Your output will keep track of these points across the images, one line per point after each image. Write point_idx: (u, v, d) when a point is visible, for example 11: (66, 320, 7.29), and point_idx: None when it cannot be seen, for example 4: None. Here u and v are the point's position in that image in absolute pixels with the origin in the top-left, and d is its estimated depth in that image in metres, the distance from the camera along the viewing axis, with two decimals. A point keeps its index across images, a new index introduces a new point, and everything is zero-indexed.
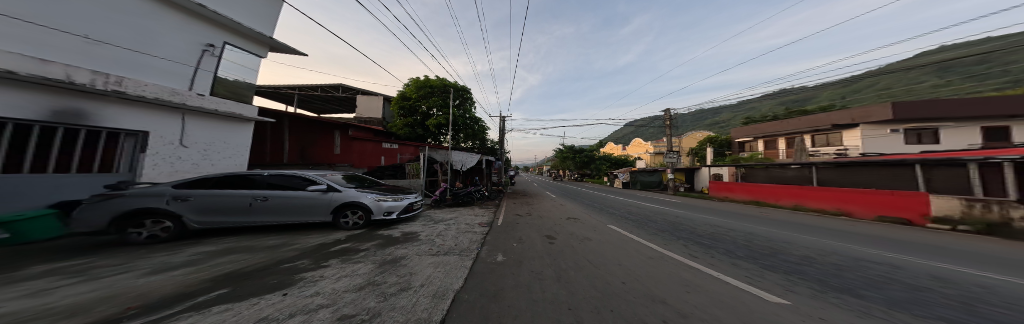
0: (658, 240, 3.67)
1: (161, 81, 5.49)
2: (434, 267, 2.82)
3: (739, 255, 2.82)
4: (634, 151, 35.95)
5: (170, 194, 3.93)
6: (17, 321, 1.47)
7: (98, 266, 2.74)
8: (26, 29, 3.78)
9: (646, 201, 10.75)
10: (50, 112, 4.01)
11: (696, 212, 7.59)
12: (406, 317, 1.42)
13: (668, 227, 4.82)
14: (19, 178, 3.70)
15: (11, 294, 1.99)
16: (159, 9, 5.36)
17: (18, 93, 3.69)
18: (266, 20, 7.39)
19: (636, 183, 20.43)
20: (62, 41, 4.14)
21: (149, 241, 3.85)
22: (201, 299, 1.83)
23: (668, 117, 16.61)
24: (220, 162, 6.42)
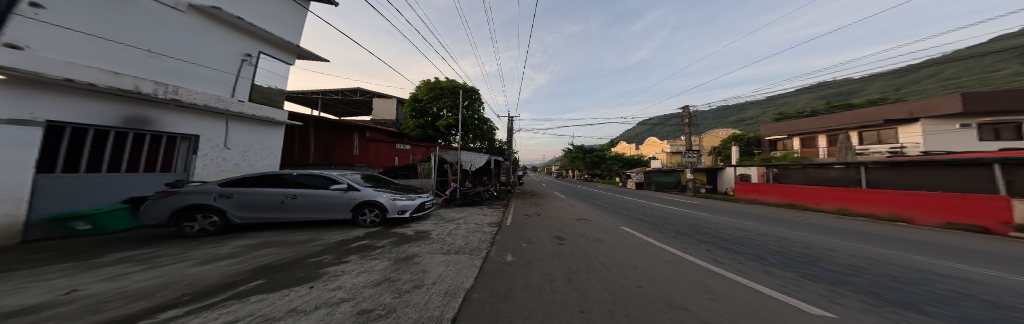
0: (677, 243, 3.50)
1: (208, 89, 6.08)
2: (446, 266, 2.88)
3: (773, 262, 2.61)
4: (648, 151, 34.50)
5: (217, 191, 4.35)
6: (100, 302, 1.71)
7: (158, 255, 3.10)
8: (98, 44, 4.35)
9: (663, 203, 10.24)
10: (121, 119, 4.60)
11: (718, 214, 7.12)
12: (420, 314, 1.46)
13: (688, 230, 4.57)
14: (102, 176, 4.38)
15: (94, 278, 2.31)
16: (205, 23, 5.95)
17: (95, 101, 4.28)
18: (294, 29, 7.94)
19: (651, 183, 19.55)
20: (127, 55, 4.72)
21: (200, 233, 4.27)
22: (243, 289, 2.02)
23: (687, 115, 15.75)
24: (257, 162, 7.00)
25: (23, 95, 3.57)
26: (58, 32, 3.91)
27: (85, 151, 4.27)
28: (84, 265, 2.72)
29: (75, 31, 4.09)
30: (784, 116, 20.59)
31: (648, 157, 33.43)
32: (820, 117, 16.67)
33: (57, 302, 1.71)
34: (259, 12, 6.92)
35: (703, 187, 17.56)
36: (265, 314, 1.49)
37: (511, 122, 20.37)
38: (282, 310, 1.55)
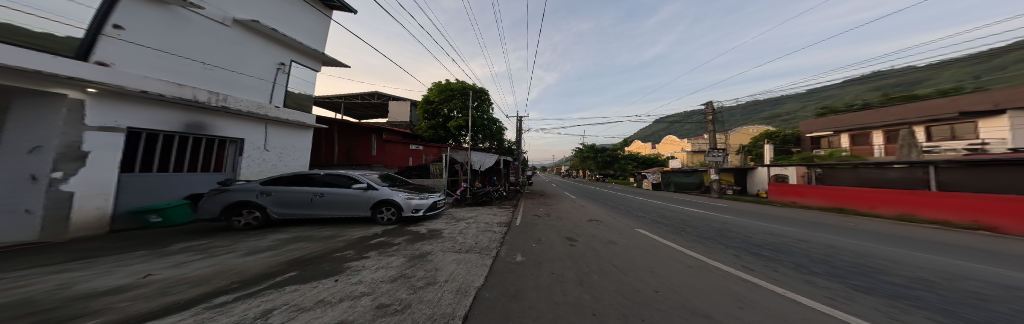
0: (700, 248, 3.30)
1: (251, 96, 6.70)
2: (457, 264, 2.94)
3: (816, 272, 2.37)
4: (665, 150, 32.80)
5: (258, 189, 4.79)
6: (168, 286, 1.96)
7: (211, 246, 3.49)
8: (164, 58, 4.98)
9: (682, 204, 9.71)
10: (183, 125, 5.23)
11: (746, 218, 6.61)
12: (433, 310, 1.51)
13: (712, 234, 4.30)
14: (168, 175, 5.07)
15: (163, 264, 2.65)
16: (246, 36, 6.56)
17: (162, 110, 4.91)
18: (319, 38, 8.50)
19: (670, 183, 18.54)
20: (186, 67, 5.35)
21: (245, 227, 4.74)
22: (280, 279, 2.20)
23: (710, 111, 14.76)
24: (291, 163, 7.60)
25: (110, 105, 4.20)
26: (134, 49, 4.56)
27: (154, 153, 4.94)
28: (156, 253, 3.14)
29: (147, 47, 4.74)
30: (826, 109, 18.51)
31: (666, 156, 31.73)
32: (874, 110, 14.74)
33: (137, 285, 1.99)
34: (290, 24, 7.49)
35: (730, 188, 16.37)
36: (297, 304, 1.62)
37: (520, 121, 20.32)
38: (311, 301, 1.68)
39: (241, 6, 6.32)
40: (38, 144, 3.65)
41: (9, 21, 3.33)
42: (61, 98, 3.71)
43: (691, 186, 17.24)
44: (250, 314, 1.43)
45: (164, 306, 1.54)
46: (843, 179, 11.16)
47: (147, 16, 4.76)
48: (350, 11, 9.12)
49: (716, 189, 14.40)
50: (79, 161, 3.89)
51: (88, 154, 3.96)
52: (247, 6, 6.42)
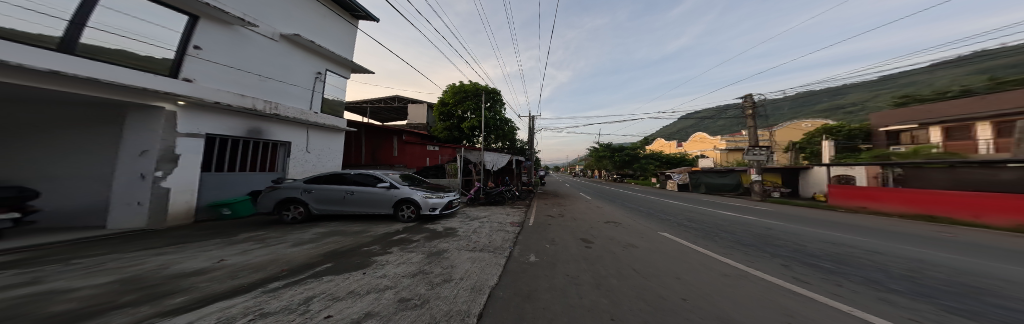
0: (740, 255, 2.99)
1: (296, 104, 7.47)
2: (472, 262, 3.00)
3: (895, 289, 2.01)
4: (694, 148, 30.32)
5: (303, 187, 5.33)
6: (234, 270, 2.27)
7: (265, 237, 3.96)
8: (230, 72, 5.80)
9: (712, 207, 8.87)
10: (245, 131, 6.00)
11: (793, 224, 5.88)
12: (448, 307, 1.56)
13: (752, 241, 3.88)
14: (234, 175, 5.87)
15: (230, 251, 3.08)
16: (291, 49, 7.30)
17: (230, 117, 5.71)
18: (348, 47, 9.18)
19: (700, 184, 17.05)
20: (248, 80, 6.16)
21: (292, 221, 5.27)
22: (319, 269, 2.43)
23: (749, 105, 13.34)
24: (327, 163, 8.31)
25: (194, 115, 5.06)
26: (209, 66, 5.45)
27: (224, 155, 5.74)
28: (223, 241, 3.66)
29: (218, 64, 5.59)
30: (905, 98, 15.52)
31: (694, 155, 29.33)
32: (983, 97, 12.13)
33: (213, 268, 2.33)
34: (324, 35, 8.19)
35: (776, 190, 14.39)
36: (331, 294, 1.76)
37: (532, 121, 20.16)
38: (342, 292, 1.82)
39: (286, 22, 7.07)
40: (145, 149, 4.53)
41: (122, 48, 4.40)
42: (159, 110, 4.59)
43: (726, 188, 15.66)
44: (295, 301, 1.60)
45: (234, 288, 1.79)
46: (935, 180, 9.35)
47: (221, 38, 5.64)
48: (374, 20, 9.71)
49: (759, 192, 12.98)
50: (166, 163, 4.65)
51: (179, 157, 4.81)
52: (289, 20, 7.12)
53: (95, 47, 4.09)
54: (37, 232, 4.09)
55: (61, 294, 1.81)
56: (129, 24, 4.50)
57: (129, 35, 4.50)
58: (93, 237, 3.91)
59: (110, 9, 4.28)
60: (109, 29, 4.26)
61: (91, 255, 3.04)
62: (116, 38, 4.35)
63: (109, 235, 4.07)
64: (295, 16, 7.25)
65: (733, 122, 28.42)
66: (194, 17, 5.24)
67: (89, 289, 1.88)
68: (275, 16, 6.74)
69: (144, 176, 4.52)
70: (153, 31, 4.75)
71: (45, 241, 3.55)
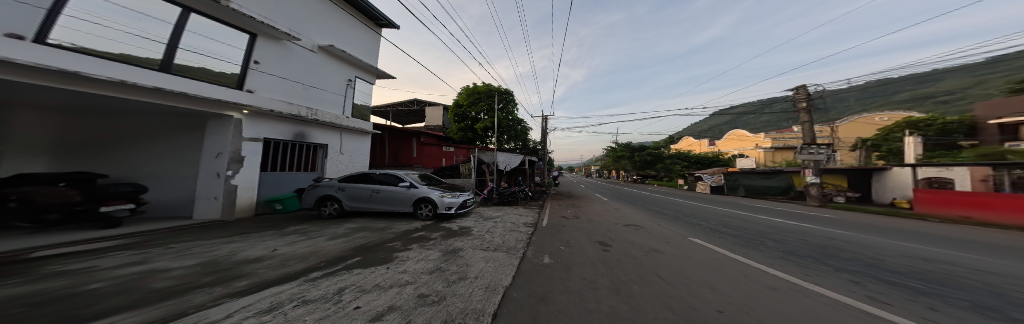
0: (791, 267, 2.63)
1: (332, 109, 8.14)
2: (486, 262, 3.03)
3: (1007, 314, 1.63)
4: (728, 148, 27.59)
5: (336, 185, 5.80)
6: (281, 260, 2.54)
7: (305, 230, 4.38)
8: (280, 83, 6.54)
9: (750, 212, 8.01)
10: (292, 134, 6.69)
11: (863, 234, 5.04)
12: (464, 305, 1.58)
13: (808, 252, 3.38)
14: (283, 174, 6.59)
15: (279, 242, 3.46)
16: (328, 59, 7.96)
17: (281, 123, 6.42)
18: (373, 55, 9.80)
19: (740, 186, 15.50)
20: (294, 89, 6.88)
21: (329, 216, 5.76)
22: (350, 262, 2.63)
23: (803, 98, 11.76)
24: (357, 164, 8.94)
25: (254, 122, 5.80)
26: (264, 78, 6.20)
27: (275, 157, 6.46)
28: (271, 233, 4.11)
29: (271, 75, 6.32)
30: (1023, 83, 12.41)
31: (728, 155, 26.75)
32: None
33: (267, 257, 2.65)
34: (353, 45, 8.82)
35: (841, 195, 12.69)
36: (359, 286, 1.88)
37: (546, 121, 19.86)
38: (369, 285, 1.93)
39: (323, 35, 7.74)
40: (220, 151, 5.34)
41: (203, 66, 5.27)
42: (229, 118, 5.39)
43: (774, 192, 13.96)
44: (329, 291, 1.74)
45: (281, 276, 2.01)
46: None
47: (275, 52, 6.41)
48: (395, 27, 10.25)
49: (817, 196, 11.42)
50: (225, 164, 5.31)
51: (244, 158, 5.59)
52: (325, 33, 7.78)
53: (186, 66, 5.02)
54: (139, 221, 4.99)
55: (159, 274, 2.20)
56: (209, 46, 5.36)
57: (210, 55, 5.37)
58: (180, 226, 4.72)
59: (196, 33, 5.18)
60: (195, 50, 5.18)
61: (175, 241, 3.62)
62: (199, 57, 5.24)
63: (191, 225, 4.88)
64: (329, 28, 7.91)
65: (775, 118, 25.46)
66: (253, 35, 6.03)
67: (176, 271, 2.25)
68: (313, 29, 7.41)
69: (219, 175, 5.34)
70: (225, 51, 5.59)
71: (144, 230, 4.31)
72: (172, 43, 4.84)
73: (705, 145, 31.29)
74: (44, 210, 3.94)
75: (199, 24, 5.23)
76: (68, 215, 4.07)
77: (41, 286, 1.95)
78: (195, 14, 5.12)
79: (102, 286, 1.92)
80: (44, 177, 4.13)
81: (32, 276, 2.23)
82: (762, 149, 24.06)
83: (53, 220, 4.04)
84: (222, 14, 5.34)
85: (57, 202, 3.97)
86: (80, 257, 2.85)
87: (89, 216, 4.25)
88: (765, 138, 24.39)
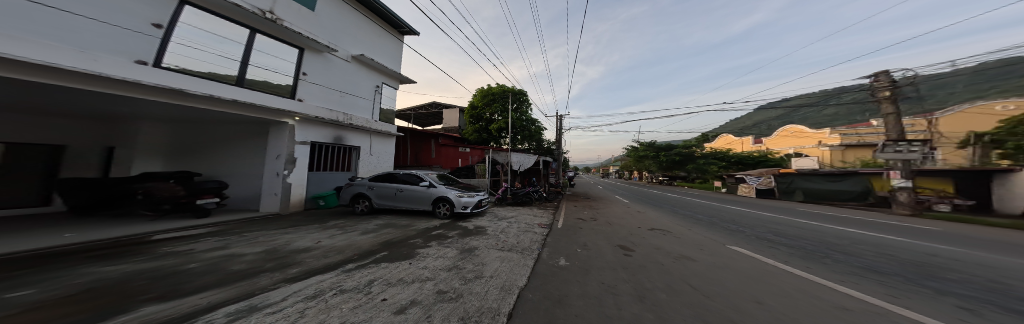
0: (867, 283, 2.21)
1: (363, 114, 8.74)
2: (501, 261, 3.04)
3: None
4: (779, 145, 24.30)
5: (366, 184, 6.21)
6: (322, 251, 2.81)
7: (340, 224, 4.78)
8: (322, 91, 7.23)
9: (801, 219, 6.98)
10: (331, 138, 7.32)
11: (966, 250, 4.08)
12: (480, 304, 1.59)
13: (883, 266, 2.85)
14: (324, 174, 7.24)
15: (321, 234, 3.82)
16: (359, 67, 8.58)
17: (322, 128, 7.07)
18: (397, 62, 10.35)
19: (797, 189, 13.21)
20: (332, 96, 7.54)
21: (362, 212, 6.21)
22: (379, 256, 2.80)
23: (886, 85, 10.02)
24: (384, 164, 9.50)
25: (303, 127, 6.51)
26: (309, 87, 6.89)
27: (318, 158, 7.11)
28: (313, 226, 4.56)
29: (314, 84, 7.01)
30: None
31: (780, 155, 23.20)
32: None
33: (312, 248, 2.96)
34: (380, 53, 9.40)
35: (944, 202, 9.72)
36: (385, 279, 1.99)
37: (562, 120, 19.40)
38: (394, 278, 2.03)
39: (355, 45, 8.35)
40: (279, 153, 6.13)
41: (266, 79, 6.05)
42: (284, 124, 6.14)
43: (846, 197, 11.64)
44: (360, 282, 1.85)
45: (321, 267, 2.21)
46: None
47: (318, 64, 7.10)
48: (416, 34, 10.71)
49: (908, 203, 9.10)
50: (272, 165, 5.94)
51: (295, 160, 6.29)
52: (357, 44, 8.38)
53: (257, 81, 5.90)
54: (217, 213, 5.90)
55: (231, 258, 2.59)
56: (269, 61, 6.13)
57: (271, 69, 6.15)
58: (247, 217, 5.48)
59: (260, 51, 5.98)
60: (260, 66, 5.97)
61: (237, 230, 4.18)
62: (263, 72, 6.02)
63: (256, 217, 5.65)
64: (361, 39, 8.53)
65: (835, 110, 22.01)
66: (301, 49, 6.73)
67: (244, 257, 2.62)
68: (348, 41, 8.03)
69: (278, 174, 6.14)
70: (281, 65, 6.34)
71: (218, 220, 5.06)
72: (245, 61, 5.72)
73: (750, 143, 27.64)
74: (160, 201, 4.88)
75: (263, 43, 6.04)
76: (177, 205, 4.99)
77: (155, 264, 2.41)
78: (259, 34, 5.95)
79: (192, 268, 2.30)
80: (162, 175, 5.18)
81: (151, 254, 2.79)
82: (827, 147, 20.15)
83: (165, 210, 4.97)
84: (276, 31, 6.06)
85: (168, 196, 4.87)
86: (174, 242, 3.44)
87: (189, 207, 5.14)
88: (831, 134, 20.32)
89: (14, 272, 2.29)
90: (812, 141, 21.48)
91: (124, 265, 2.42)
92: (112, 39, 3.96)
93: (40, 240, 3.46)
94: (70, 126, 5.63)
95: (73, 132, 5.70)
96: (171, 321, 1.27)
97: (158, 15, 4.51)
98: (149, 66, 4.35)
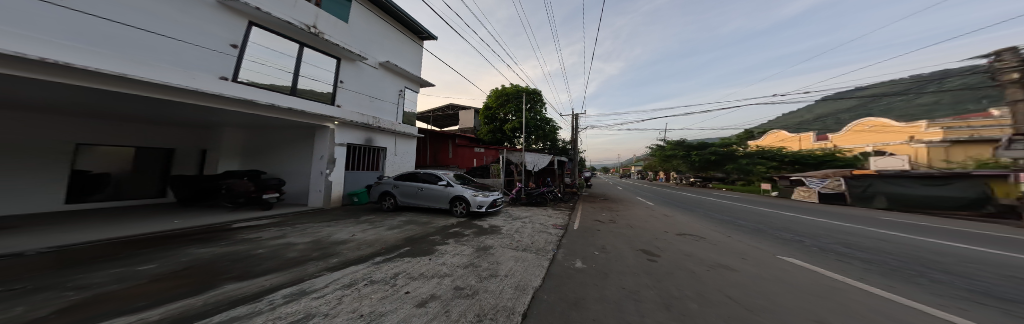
0: (987, 311, 1.74)
1: (389, 117, 9.27)
2: (516, 261, 3.01)
3: None
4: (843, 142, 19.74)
5: (392, 183, 6.58)
6: (356, 244, 3.02)
7: (370, 219, 5.13)
8: (355, 96, 7.83)
9: (879, 229, 5.83)
10: (363, 140, 7.87)
11: None
12: (495, 301, 1.59)
13: (993, 289, 2.30)
14: (357, 173, 7.81)
15: (355, 228, 4.13)
16: (386, 73, 9.10)
17: (355, 131, 7.64)
18: (418, 66, 10.82)
19: (879, 194, 10.34)
20: (363, 101, 8.12)
21: (388, 209, 6.60)
22: (403, 250, 2.95)
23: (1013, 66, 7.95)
24: (407, 164, 9.98)
25: (341, 130, 7.12)
26: (345, 93, 7.50)
27: (352, 159, 7.70)
28: (346, 220, 4.94)
29: (348, 90, 7.60)
30: None
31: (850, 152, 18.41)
32: None
33: (348, 240, 3.21)
34: (403, 59, 9.91)
35: None
36: (409, 273, 2.08)
37: (577, 119, 18.80)
38: (416, 273, 2.11)
39: (382, 52, 8.87)
40: (322, 154, 6.79)
41: (313, 89, 6.72)
42: (326, 128, 6.78)
43: (949, 205, 8.99)
44: (387, 274, 1.96)
45: (355, 259, 2.38)
46: None
47: (352, 72, 7.70)
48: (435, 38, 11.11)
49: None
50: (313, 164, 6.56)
51: (334, 160, 6.90)
52: (383, 51, 8.91)
53: (306, 90, 6.56)
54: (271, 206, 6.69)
55: (284, 246, 2.91)
56: (315, 72, 6.80)
57: (315, 79, 6.79)
58: (297, 210, 6.14)
59: (309, 63, 6.66)
60: (309, 77, 6.65)
61: (284, 222, 4.67)
62: (311, 82, 6.70)
63: (303, 210, 6.31)
64: (387, 46, 9.06)
65: (925, 99, 18.03)
66: (338, 59, 7.34)
67: (294, 246, 2.92)
68: (375, 48, 8.56)
69: (321, 173, 6.80)
70: (323, 74, 6.98)
71: (274, 212, 5.74)
72: (296, 72, 6.38)
73: (811, 140, 21.97)
74: (237, 195, 5.67)
75: (310, 56, 6.71)
76: (249, 199, 5.75)
77: (231, 248, 2.82)
78: (306, 48, 6.61)
79: (255, 253, 2.63)
80: (239, 173, 6.07)
81: (228, 240, 3.27)
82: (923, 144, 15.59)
83: (241, 203, 5.76)
84: (318, 43, 6.68)
85: (242, 191, 5.63)
86: (238, 230, 3.96)
87: (257, 201, 5.86)
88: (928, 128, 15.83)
89: (142, 248, 2.87)
90: (900, 136, 16.64)
91: (212, 248, 2.88)
92: (200, 59, 4.83)
93: (144, 224, 4.22)
94: (175, 133, 6.87)
95: (178, 138, 6.93)
96: (242, 299, 1.47)
97: (233, 36, 5.31)
98: (230, 81, 5.20)
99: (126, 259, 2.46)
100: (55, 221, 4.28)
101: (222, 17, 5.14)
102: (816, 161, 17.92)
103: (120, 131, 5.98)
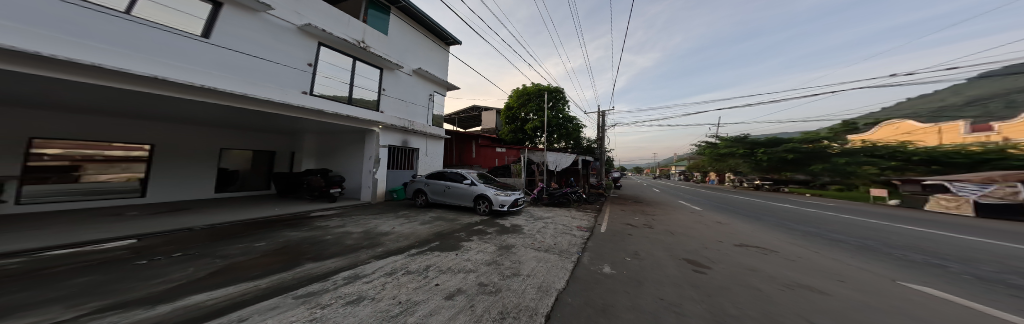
0: None
1: (421, 120, 10.07)
2: (539, 261, 2.97)
3: None
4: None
5: (422, 181, 7.11)
6: (395, 236, 3.34)
7: (405, 214, 5.63)
8: (394, 102, 8.69)
9: None
10: (400, 141, 8.68)
11: None
12: (517, 301, 1.59)
13: None
14: (397, 171, 8.66)
15: (394, 222, 4.54)
16: (418, 79, 9.88)
17: (395, 133, 8.48)
18: (445, 70, 11.47)
19: None
20: (400, 106, 8.96)
21: (420, 205, 7.14)
22: (433, 244, 3.17)
23: None
24: (437, 164, 10.68)
25: (384, 133, 7.97)
26: (386, 99, 8.37)
27: (393, 159, 8.55)
28: (386, 214, 5.49)
29: (389, 97, 8.47)
30: None
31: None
32: None
33: (389, 232, 3.58)
34: (432, 64, 10.62)
35: None
36: (438, 265, 2.22)
37: (603, 116, 17.77)
38: (444, 266, 2.23)
39: (415, 60, 9.64)
40: (370, 155, 7.72)
41: (363, 97, 7.67)
42: (373, 132, 7.67)
43: None
44: (420, 266, 2.11)
45: (395, 249, 2.63)
46: None
47: (391, 80, 8.55)
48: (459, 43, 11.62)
49: None
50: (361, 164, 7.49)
51: (378, 160, 7.76)
52: (416, 59, 9.68)
53: (359, 99, 7.53)
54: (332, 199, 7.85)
55: (340, 234, 3.37)
56: (365, 82, 7.74)
57: (364, 88, 7.73)
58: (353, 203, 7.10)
59: (361, 75, 7.61)
60: (360, 87, 7.60)
61: (340, 214, 5.41)
62: (362, 91, 7.65)
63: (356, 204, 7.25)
64: (419, 54, 9.82)
65: None
66: (380, 69, 8.21)
67: (348, 235, 3.35)
68: (409, 57, 9.35)
69: (370, 172, 7.76)
70: (370, 84, 7.90)
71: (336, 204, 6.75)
72: (352, 83, 7.35)
73: (962, 131, 16.47)
74: (315, 188, 6.91)
75: (362, 68, 7.67)
76: (322, 192, 6.92)
77: (304, 233, 3.40)
78: (359, 61, 7.57)
79: (321, 239, 3.11)
80: (315, 170, 7.39)
81: (307, 226, 3.94)
82: None
83: (317, 195, 6.99)
84: (366, 57, 7.60)
85: (318, 185, 6.83)
86: (307, 219, 4.73)
87: (327, 194, 7.01)
88: None
89: (253, 229, 3.66)
90: None
91: (297, 231, 3.53)
92: (289, 77, 6.00)
93: (250, 210, 5.36)
94: (274, 139, 8.52)
95: (277, 142, 8.59)
96: (314, 277, 1.75)
97: (310, 57, 6.42)
98: (308, 94, 6.31)
99: (245, 237, 3.18)
100: (200, 205, 5.74)
101: (301, 42, 6.25)
102: (968, 160, 12.95)
103: (245, 137, 7.75)
